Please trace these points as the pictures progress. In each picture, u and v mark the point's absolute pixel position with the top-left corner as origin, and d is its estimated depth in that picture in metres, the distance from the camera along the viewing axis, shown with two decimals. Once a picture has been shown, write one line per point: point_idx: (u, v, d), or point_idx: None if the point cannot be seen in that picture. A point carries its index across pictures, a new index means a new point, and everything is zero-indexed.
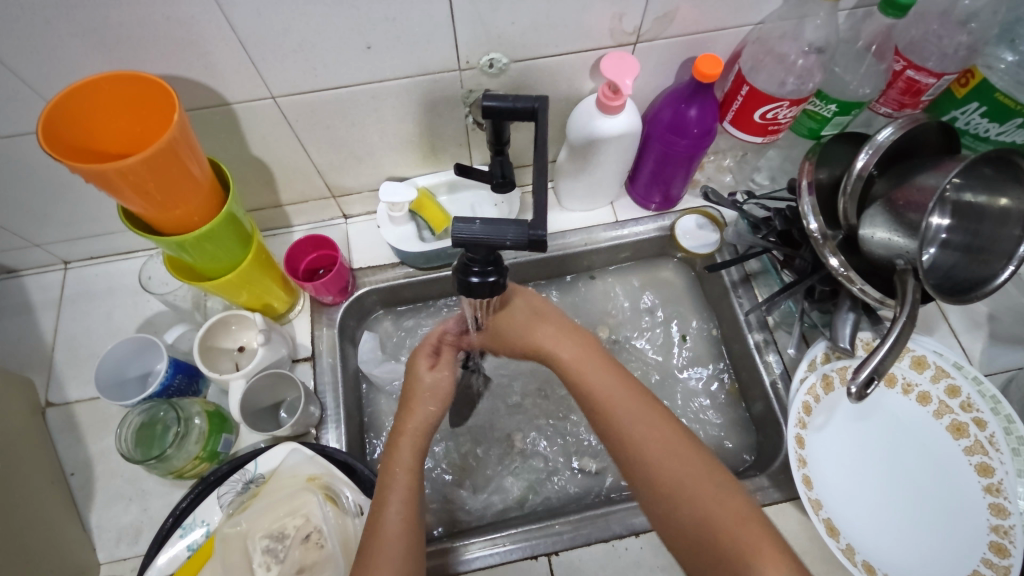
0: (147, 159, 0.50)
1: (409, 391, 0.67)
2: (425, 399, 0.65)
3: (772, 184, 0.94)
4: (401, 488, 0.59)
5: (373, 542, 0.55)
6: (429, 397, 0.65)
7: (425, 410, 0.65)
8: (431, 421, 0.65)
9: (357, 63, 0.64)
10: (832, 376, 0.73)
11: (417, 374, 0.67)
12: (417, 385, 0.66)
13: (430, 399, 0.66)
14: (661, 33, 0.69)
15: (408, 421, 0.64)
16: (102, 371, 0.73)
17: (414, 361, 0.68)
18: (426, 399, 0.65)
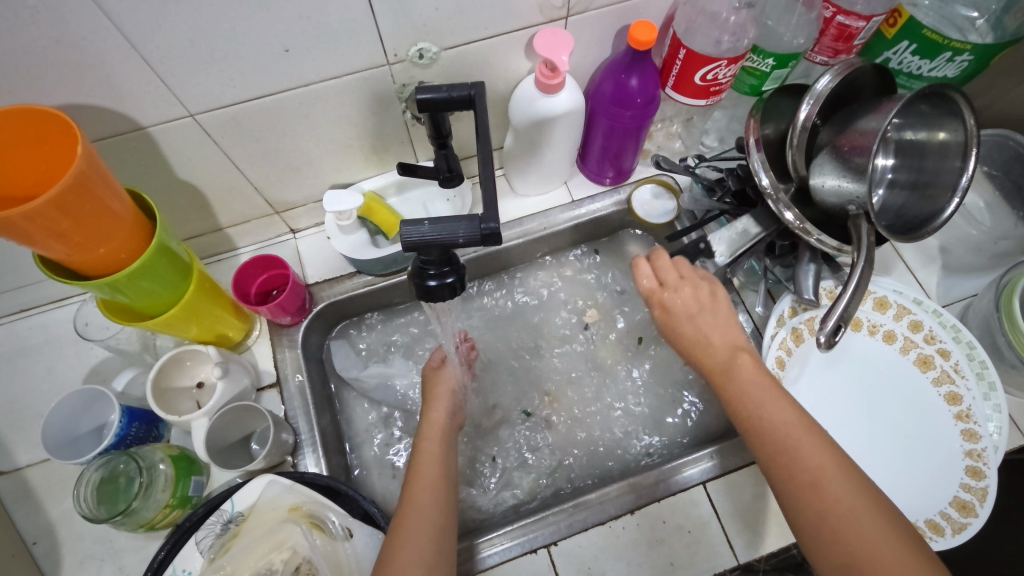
0: (53, 198, 0.45)
1: (429, 390, 0.76)
2: (441, 391, 0.75)
3: (721, 145, 0.94)
4: (432, 456, 0.67)
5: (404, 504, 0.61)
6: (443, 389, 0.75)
7: (445, 402, 0.74)
8: (451, 410, 0.74)
9: (278, 69, 0.60)
10: (801, 328, 0.74)
11: (434, 374, 0.77)
12: (438, 380, 0.76)
13: (447, 396, 0.74)
14: (591, 4, 0.67)
15: (432, 410, 0.73)
16: (49, 430, 0.68)
17: (428, 370, 0.78)
18: (444, 393, 0.75)
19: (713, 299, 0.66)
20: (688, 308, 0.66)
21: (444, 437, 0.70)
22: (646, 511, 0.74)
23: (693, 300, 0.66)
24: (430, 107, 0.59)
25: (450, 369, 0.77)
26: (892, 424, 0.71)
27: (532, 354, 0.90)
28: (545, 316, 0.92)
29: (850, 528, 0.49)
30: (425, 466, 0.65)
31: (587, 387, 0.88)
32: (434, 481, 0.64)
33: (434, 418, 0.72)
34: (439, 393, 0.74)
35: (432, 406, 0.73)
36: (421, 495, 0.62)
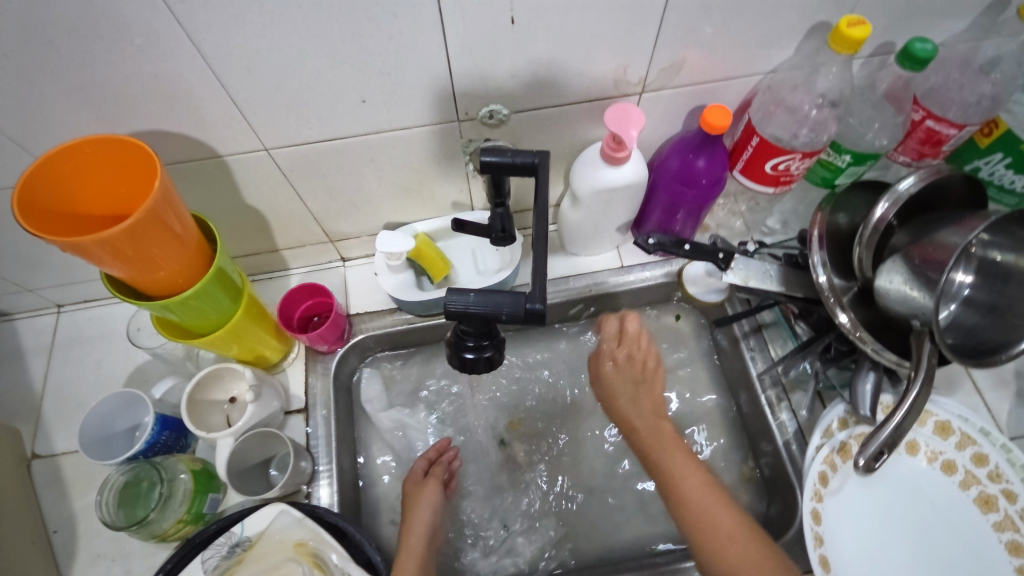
0: (129, 228, 0.48)
1: (408, 506, 0.74)
2: (421, 507, 0.72)
3: (784, 229, 0.90)
4: None
5: None
6: (425, 503, 0.73)
7: (425, 516, 0.72)
8: (430, 523, 0.71)
9: (353, 116, 0.63)
10: (849, 444, 0.68)
11: (414, 487, 0.75)
12: (419, 495, 0.74)
13: (426, 509, 0.72)
14: (668, 83, 0.67)
15: (410, 528, 0.71)
16: (87, 426, 0.70)
17: (409, 482, 0.76)
18: (423, 506, 0.72)
19: (635, 366, 0.69)
20: (611, 349, 0.71)
21: (420, 559, 0.67)
22: None
23: (615, 330, 0.73)
24: (493, 169, 0.60)
25: (433, 483, 0.75)
26: (942, 564, 0.65)
27: (560, 416, 0.88)
28: (579, 378, 0.90)
29: (700, 509, 0.59)
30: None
31: (612, 460, 0.85)
32: None
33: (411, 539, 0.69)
34: (420, 507, 0.72)
35: (411, 523, 0.71)
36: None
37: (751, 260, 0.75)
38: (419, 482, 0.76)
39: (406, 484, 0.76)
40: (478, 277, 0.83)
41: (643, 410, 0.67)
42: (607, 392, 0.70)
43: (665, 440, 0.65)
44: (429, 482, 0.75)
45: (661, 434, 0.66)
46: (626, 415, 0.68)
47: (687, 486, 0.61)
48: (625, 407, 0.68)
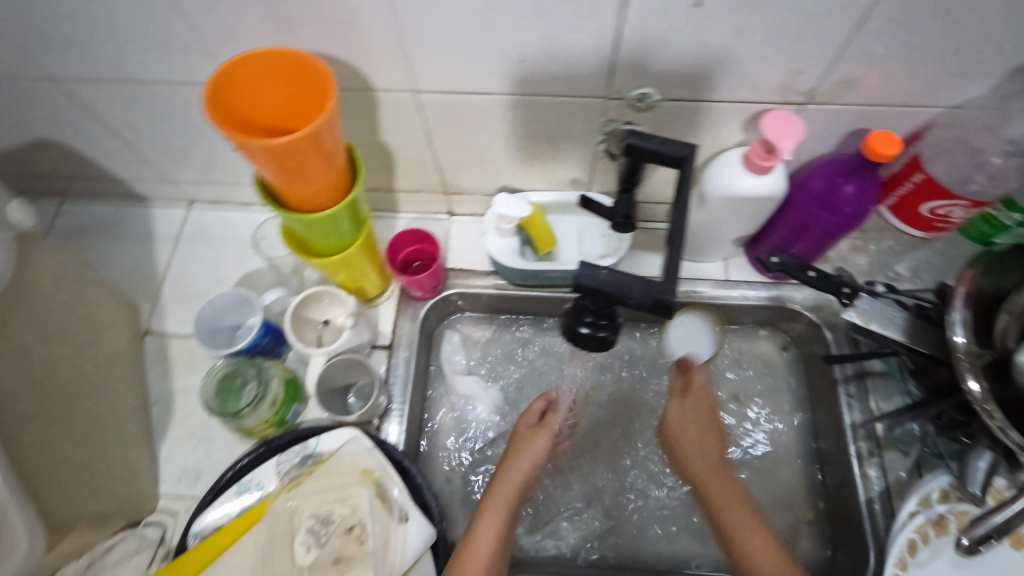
0: (295, 141, 0.50)
1: (513, 444, 0.74)
2: (524, 452, 0.72)
3: (913, 278, 0.82)
4: (487, 530, 0.66)
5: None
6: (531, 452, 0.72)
7: (524, 464, 0.71)
8: (528, 472, 0.71)
9: (508, 74, 0.63)
10: (948, 519, 0.63)
11: (521, 431, 0.75)
12: (529, 438, 0.73)
13: (529, 455, 0.72)
14: (838, 98, 0.63)
15: (506, 469, 0.71)
16: (203, 315, 0.77)
17: (520, 422, 0.76)
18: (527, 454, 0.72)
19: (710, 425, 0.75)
20: (698, 444, 0.73)
21: (509, 507, 0.69)
22: None
23: (695, 415, 0.75)
24: (637, 153, 0.58)
25: (546, 432, 0.74)
26: None
27: (629, 415, 0.86)
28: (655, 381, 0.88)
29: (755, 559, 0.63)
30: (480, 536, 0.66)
31: (673, 471, 0.83)
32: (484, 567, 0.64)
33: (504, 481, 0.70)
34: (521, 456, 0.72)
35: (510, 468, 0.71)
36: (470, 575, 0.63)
37: (878, 302, 0.71)
38: (532, 429, 0.75)
39: (519, 425, 0.76)
40: (581, 258, 0.82)
41: (706, 451, 0.72)
42: (666, 426, 0.76)
43: (685, 445, 0.73)
44: (541, 432, 0.74)
45: (708, 478, 0.70)
46: (693, 469, 0.72)
47: (753, 545, 0.64)
48: (694, 463, 0.72)
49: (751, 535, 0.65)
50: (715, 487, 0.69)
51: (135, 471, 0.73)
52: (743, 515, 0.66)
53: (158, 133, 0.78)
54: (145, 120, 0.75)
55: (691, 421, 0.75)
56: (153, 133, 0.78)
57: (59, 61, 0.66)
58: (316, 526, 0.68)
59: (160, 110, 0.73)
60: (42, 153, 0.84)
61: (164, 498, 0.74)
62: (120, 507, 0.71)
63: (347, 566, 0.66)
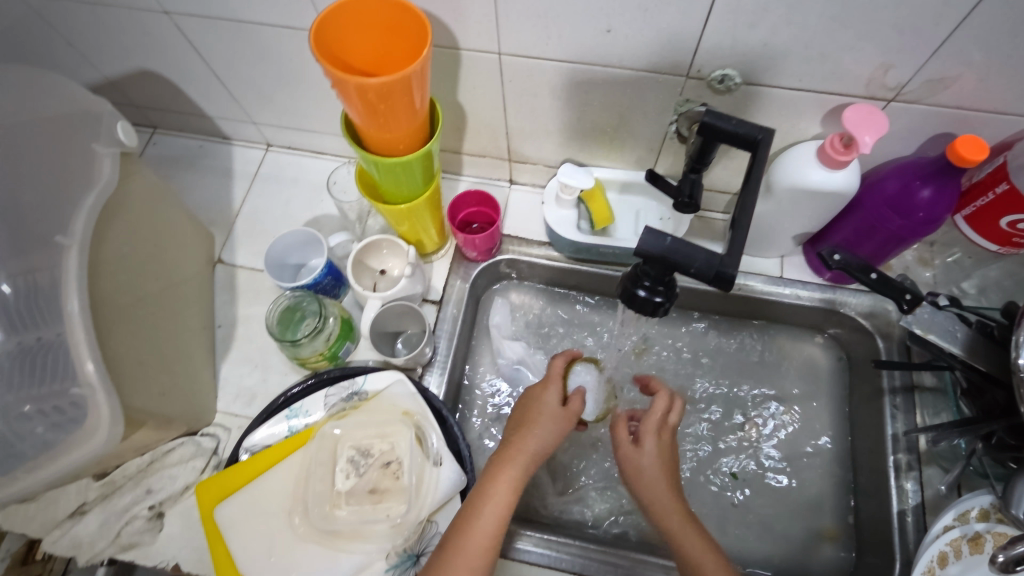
0: (386, 83, 0.53)
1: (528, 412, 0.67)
2: (543, 420, 0.65)
3: (980, 296, 0.81)
4: (501, 495, 0.59)
5: (460, 537, 0.57)
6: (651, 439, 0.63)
7: (545, 432, 0.64)
8: (543, 447, 0.63)
9: (591, 43, 0.63)
10: (984, 538, 0.61)
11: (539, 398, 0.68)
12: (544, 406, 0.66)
13: (551, 424, 0.65)
14: (927, 98, 0.61)
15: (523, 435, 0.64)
16: (273, 249, 0.81)
17: (538, 389, 0.69)
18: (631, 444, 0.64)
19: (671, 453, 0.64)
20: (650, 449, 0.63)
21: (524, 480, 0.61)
22: None
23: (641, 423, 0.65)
24: (712, 132, 0.59)
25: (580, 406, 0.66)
26: None
27: None
28: (693, 369, 0.89)
29: None
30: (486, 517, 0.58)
31: (700, 458, 0.84)
32: (492, 535, 0.57)
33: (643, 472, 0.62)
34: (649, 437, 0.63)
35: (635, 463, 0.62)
36: (475, 546, 0.56)
37: (938, 313, 0.69)
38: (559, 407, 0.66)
39: (544, 397, 0.67)
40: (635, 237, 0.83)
41: (661, 473, 0.61)
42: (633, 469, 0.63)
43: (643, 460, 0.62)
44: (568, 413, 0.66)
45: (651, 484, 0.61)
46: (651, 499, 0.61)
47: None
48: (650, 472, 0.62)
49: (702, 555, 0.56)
50: (661, 490, 0.60)
51: (196, 386, 0.78)
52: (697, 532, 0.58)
53: (250, 73, 0.82)
54: (240, 60, 0.80)
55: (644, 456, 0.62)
56: (246, 74, 0.82)
57: None
58: (353, 458, 0.72)
59: (256, 51, 0.77)
60: (143, 83, 0.90)
61: (221, 413, 0.80)
62: (183, 415, 0.75)
63: (382, 498, 0.70)
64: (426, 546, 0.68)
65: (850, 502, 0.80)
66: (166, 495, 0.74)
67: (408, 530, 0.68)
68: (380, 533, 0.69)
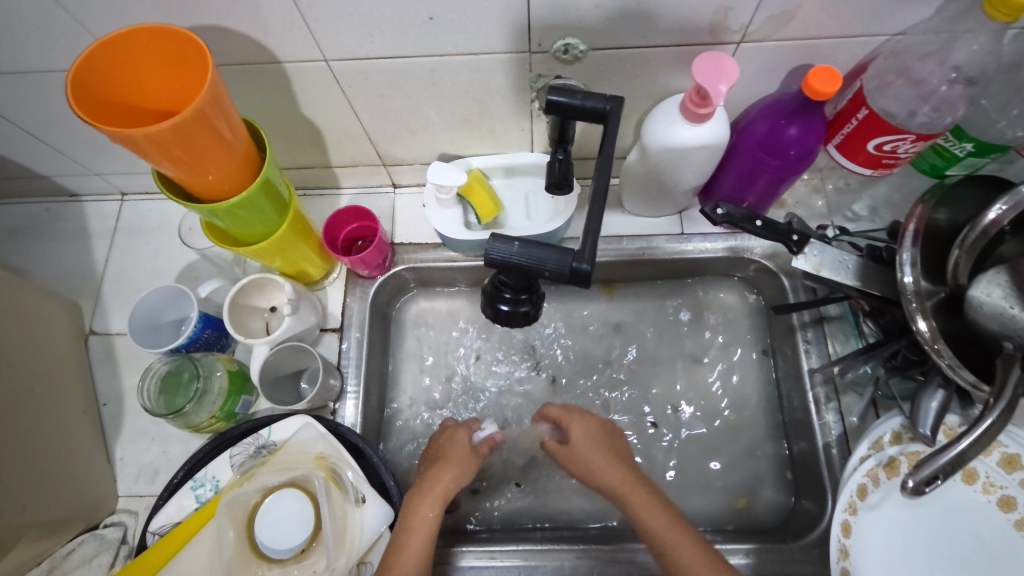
0: (177, 125, 0.46)
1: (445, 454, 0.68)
2: (449, 462, 0.66)
3: (871, 217, 0.81)
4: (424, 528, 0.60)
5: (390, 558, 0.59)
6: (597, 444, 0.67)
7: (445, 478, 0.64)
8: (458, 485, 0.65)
9: (417, 34, 0.58)
10: (899, 461, 0.63)
11: (454, 441, 0.70)
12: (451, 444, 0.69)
13: (457, 468, 0.66)
14: (772, 34, 0.58)
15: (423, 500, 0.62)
16: (136, 313, 0.73)
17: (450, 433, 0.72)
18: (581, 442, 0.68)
19: (614, 444, 0.69)
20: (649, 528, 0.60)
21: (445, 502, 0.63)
22: None
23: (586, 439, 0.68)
24: (560, 111, 0.55)
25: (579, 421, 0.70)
26: None
27: (588, 379, 0.86)
28: (614, 342, 0.87)
29: None
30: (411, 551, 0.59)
31: (633, 430, 0.83)
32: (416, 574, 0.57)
33: (587, 454, 0.66)
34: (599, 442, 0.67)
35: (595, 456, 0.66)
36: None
37: (827, 247, 0.68)
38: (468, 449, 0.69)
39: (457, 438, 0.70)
40: (527, 224, 0.79)
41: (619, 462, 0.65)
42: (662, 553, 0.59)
43: (583, 438, 0.68)
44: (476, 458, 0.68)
45: (592, 454, 0.66)
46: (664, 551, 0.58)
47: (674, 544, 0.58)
48: (654, 525, 0.60)
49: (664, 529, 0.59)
50: (623, 480, 0.63)
51: (87, 475, 0.72)
52: (661, 508, 0.61)
53: (67, 123, 0.73)
54: (47, 112, 0.70)
55: (585, 440, 0.68)
56: (63, 127, 0.73)
57: None
58: (272, 518, 0.65)
59: (61, 99, 0.68)
60: None
61: (124, 497, 0.75)
62: (76, 513, 0.69)
63: (305, 555, 0.65)
64: None
65: (782, 441, 0.81)
66: None
67: None
68: None
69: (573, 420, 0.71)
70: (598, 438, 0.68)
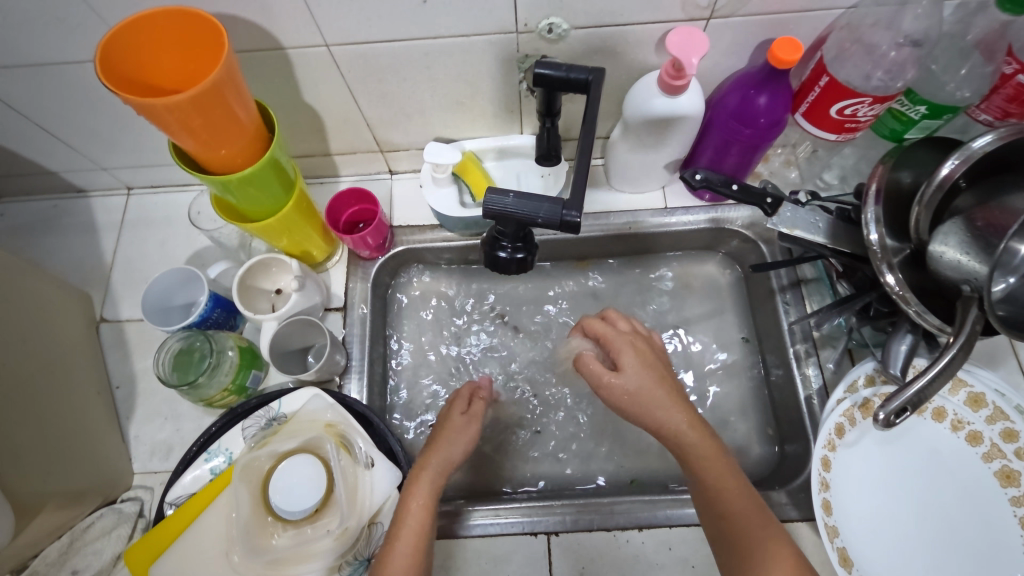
0: (194, 97, 0.50)
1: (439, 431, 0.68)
2: (448, 438, 0.67)
3: (841, 185, 0.86)
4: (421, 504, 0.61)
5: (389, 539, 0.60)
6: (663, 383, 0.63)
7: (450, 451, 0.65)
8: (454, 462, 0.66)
9: (412, 18, 0.62)
10: (872, 402, 0.68)
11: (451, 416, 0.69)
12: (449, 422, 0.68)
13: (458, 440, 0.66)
14: (738, 10, 0.63)
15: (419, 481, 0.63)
16: (149, 296, 0.77)
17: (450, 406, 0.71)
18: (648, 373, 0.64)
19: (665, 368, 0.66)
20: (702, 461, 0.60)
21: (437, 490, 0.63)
22: (655, 532, 0.73)
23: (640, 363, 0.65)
24: (547, 83, 0.60)
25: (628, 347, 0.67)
26: (947, 529, 0.63)
27: None
28: (606, 313, 0.92)
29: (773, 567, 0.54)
30: (404, 541, 0.59)
31: None
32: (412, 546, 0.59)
33: (640, 392, 0.63)
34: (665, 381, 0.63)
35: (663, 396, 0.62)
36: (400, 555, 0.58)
37: (800, 209, 0.73)
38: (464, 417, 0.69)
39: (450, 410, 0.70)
40: None
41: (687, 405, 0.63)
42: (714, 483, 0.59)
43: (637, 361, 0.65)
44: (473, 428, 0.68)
45: (650, 393, 0.63)
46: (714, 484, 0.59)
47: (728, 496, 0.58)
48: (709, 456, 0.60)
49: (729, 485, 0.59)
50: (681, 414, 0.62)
51: (103, 452, 0.74)
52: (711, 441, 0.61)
53: (78, 116, 0.76)
54: (60, 105, 0.74)
55: (637, 374, 0.64)
56: (73, 120, 0.77)
57: None
58: (285, 483, 0.68)
59: (74, 92, 0.72)
60: None
61: (139, 474, 0.77)
62: (94, 486, 0.72)
63: (318, 515, 0.68)
64: (376, 547, 0.68)
65: (767, 398, 0.85)
66: None
67: (353, 536, 0.68)
68: (324, 548, 0.67)
69: (624, 347, 0.67)
70: (652, 370, 0.65)
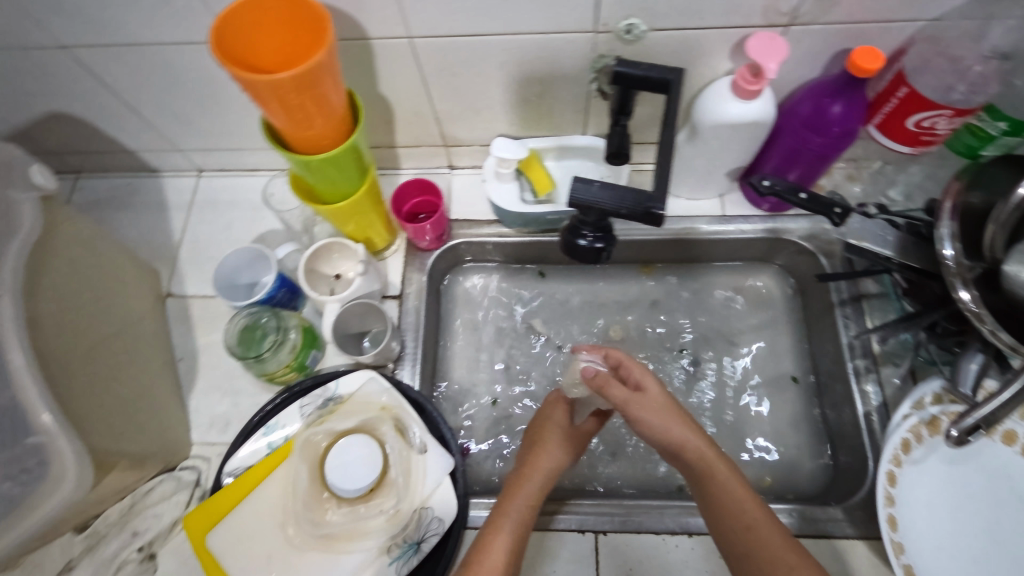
0: (296, 76, 0.52)
1: (540, 434, 0.70)
2: (551, 442, 0.68)
3: (907, 202, 0.85)
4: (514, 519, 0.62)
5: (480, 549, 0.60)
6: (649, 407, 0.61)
7: (546, 456, 0.67)
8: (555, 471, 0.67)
9: (496, 13, 0.64)
10: (941, 420, 0.66)
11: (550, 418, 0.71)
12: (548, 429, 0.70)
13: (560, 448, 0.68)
14: (820, 18, 0.64)
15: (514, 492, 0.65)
16: (220, 271, 0.80)
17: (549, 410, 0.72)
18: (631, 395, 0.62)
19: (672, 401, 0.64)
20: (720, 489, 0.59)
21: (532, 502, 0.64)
22: (705, 538, 0.72)
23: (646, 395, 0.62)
24: (625, 82, 0.60)
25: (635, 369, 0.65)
26: None
27: (632, 352, 0.90)
28: (657, 318, 0.92)
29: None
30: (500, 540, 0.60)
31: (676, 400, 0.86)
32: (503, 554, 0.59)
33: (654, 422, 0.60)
34: (639, 406, 0.61)
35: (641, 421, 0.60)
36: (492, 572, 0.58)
37: (869, 221, 0.73)
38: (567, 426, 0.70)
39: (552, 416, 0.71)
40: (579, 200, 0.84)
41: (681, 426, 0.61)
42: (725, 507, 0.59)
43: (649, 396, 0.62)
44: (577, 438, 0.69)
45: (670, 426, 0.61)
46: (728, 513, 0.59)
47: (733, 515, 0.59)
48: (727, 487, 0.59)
49: (742, 498, 0.59)
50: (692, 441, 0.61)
51: (167, 421, 0.76)
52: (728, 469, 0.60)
53: (164, 98, 0.80)
54: (150, 85, 0.78)
55: (647, 402, 0.61)
56: (160, 101, 0.81)
57: (65, 28, 0.69)
58: (341, 460, 0.69)
59: (165, 73, 0.76)
60: (55, 128, 0.87)
61: (197, 444, 0.79)
62: (158, 450, 0.74)
63: (375, 497, 0.69)
64: (426, 532, 0.68)
65: (821, 413, 0.84)
66: (154, 534, 0.72)
67: (405, 519, 0.69)
68: (377, 527, 0.69)
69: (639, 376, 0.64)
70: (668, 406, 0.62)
